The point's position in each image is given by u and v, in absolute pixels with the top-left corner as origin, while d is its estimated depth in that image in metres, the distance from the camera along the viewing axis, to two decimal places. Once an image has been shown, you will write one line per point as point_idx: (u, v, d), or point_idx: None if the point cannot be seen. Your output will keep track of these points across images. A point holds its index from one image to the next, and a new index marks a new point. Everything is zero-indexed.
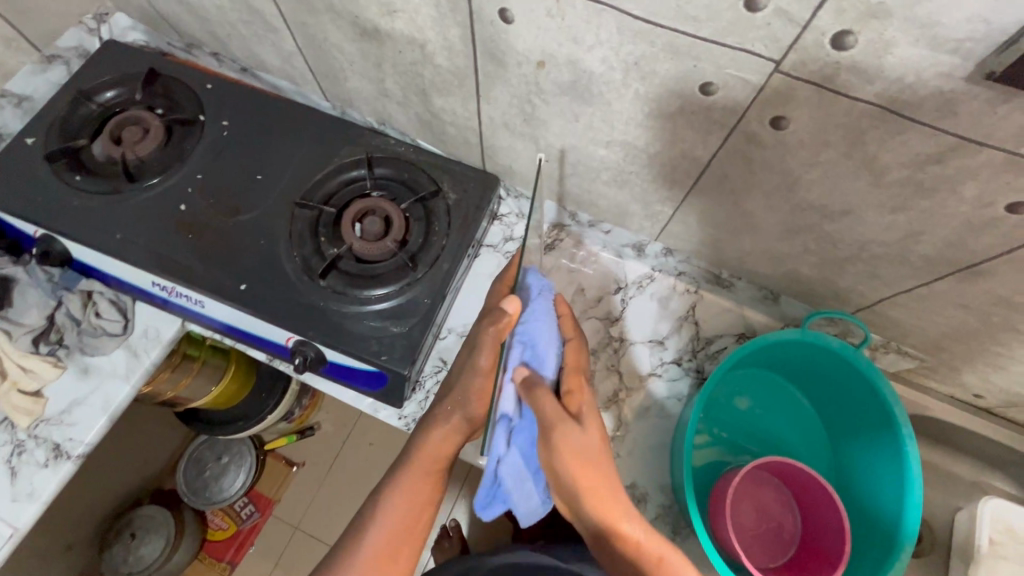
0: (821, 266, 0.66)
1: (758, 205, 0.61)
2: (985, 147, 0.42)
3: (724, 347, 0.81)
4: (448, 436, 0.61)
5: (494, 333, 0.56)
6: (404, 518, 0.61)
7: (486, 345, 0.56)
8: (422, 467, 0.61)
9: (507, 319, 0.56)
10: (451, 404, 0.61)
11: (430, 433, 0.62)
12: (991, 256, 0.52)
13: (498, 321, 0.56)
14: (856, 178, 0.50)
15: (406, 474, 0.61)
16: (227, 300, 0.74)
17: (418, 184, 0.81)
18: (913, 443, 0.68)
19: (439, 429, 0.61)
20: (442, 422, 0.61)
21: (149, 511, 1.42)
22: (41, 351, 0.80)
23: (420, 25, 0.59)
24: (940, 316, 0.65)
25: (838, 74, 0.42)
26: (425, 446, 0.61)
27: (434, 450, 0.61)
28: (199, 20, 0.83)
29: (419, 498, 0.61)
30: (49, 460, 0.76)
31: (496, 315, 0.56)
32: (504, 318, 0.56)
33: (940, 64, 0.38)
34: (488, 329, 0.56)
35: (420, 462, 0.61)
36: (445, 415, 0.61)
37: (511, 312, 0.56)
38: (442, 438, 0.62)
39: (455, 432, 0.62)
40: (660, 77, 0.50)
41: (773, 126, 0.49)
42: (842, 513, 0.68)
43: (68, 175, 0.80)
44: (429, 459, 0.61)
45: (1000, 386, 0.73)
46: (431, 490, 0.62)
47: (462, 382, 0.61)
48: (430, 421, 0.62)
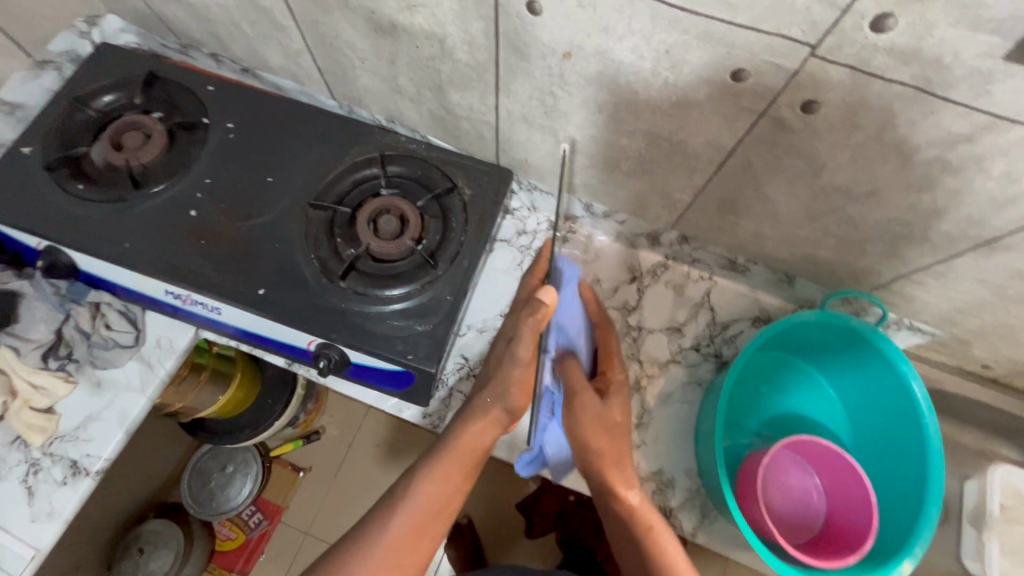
0: (841, 247, 0.68)
1: (780, 189, 0.62)
2: (1017, 124, 0.43)
3: (740, 331, 0.83)
4: (487, 428, 0.61)
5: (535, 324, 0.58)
6: (432, 507, 0.58)
7: (526, 334, 0.58)
8: (457, 456, 0.60)
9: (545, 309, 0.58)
10: (489, 396, 0.62)
11: (466, 424, 0.61)
12: (1012, 230, 0.53)
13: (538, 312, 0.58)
14: (884, 160, 0.51)
15: (440, 462, 0.59)
16: (246, 305, 0.73)
17: (432, 181, 0.81)
18: (933, 415, 0.70)
19: (476, 423, 0.61)
20: (480, 415, 0.61)
21: (155, 526, 1.40)
22: (51, 366, 0.78)
23: (441, 20, 0.59)
24: (956, 292, 0.67)
25: (875, 57, 0.42)
26: (463, 436, 0.60)
27: (470, 442, 0.60)
28: (198, 21, 0.81)
29: (450, 487, 0.59)
30: (66, 478, 0.74)
31: (534, 306, 0.59)
32: (542, 307, 0.58)
33: (980, 43, 0.39)
34: (528, 320, 0.58)
35: (456, 452, 0.60)
36: (484, 408, 0.62)
37: (548, 302, 0.59)
38: (480, 428, 0.61)
39: (494, 422, 0.62)
40: (691, 65, 0.50)
41: (804, 111, 0.50)
42: (869, 487, 0.70)
43: (71, 184, 0.77)
44: (465, 449, 0.60)
45: (1009, 357, 0.76)
46: (462, 480, 0.60)
47: (501, 374, 0.61)
48: (466, 413, 0.62)
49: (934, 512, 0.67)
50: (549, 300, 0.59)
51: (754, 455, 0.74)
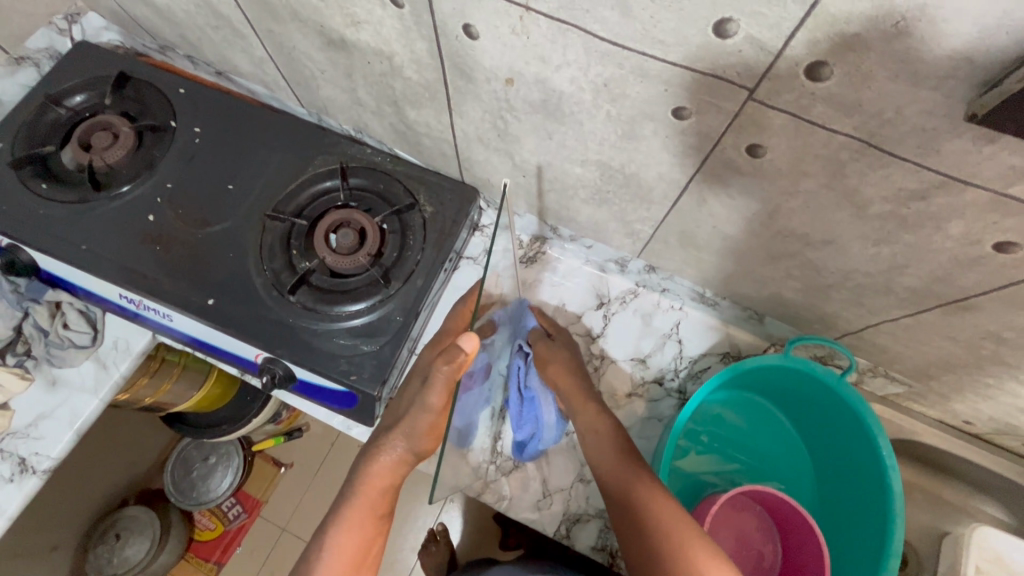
0: (806, 291, 0.64)
1: (738, 229, 0.58)
2: (971, 186, 0.39)
3: (708, 366, 0.79)
4: (395, 467, 0.58)
5: (448, 373, 0.50)
6: (351, 558, 0.56)
7: (438, 385, 0.51)
8: (367, 501, 0.58)
9: (464, 359, 0.48)
10: (396, 437, 0.58)
11: (372, 466, 0.58)
12: (979, 292, 0.49)
13: (454, 359, 0.49)
14: (838, 209, 0.48)
15: (351, 510, 0.57)
16: (195, 315, 0.72)
17: (394, 195, 0.79)
18: (897, 474, 0.66)
19: (382, 462, 0.58)
20: (385, 455, 0.58)
21: (135, 512, 1.41)
22: (8, 362, 0.78)
23: (386, 38, 0.57)
24: (927, 346, 0.62)
25: (814, 105, 0.39)
26: (370, 478, 0.58)
27: (377, 485, 0.58)
28: (169, 23, 0.80)
29: (365, 534, 0.57)
30: (14, 475, 0.74)
31: (451, 352, 0.50)
32: (459, 360, 0.49)
33: (922, 100, 0.35)
34: (442, 368, 0.50)
35: (366, 497, 0.58)
36: (391, 447, 0.58)
37: (467, 352, 0.48)
38: (387, 467, 0.58)
39: (402, 461, 0.59)
40: (631, 99, 0.47)
41: (750, 154, 0.47)
42: (823, 546, 0.66)
43: (35, 183, 0.77)
44: (373, 495, 0.58)
45: (990, 415, 0.70)
46: (378, 523, 0.59)
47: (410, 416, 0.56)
48: (372, 451, 0.59)
49: (891, 566, 0.63)
50: (468, 350, 0.48)
51: (706, 500, 0.71)
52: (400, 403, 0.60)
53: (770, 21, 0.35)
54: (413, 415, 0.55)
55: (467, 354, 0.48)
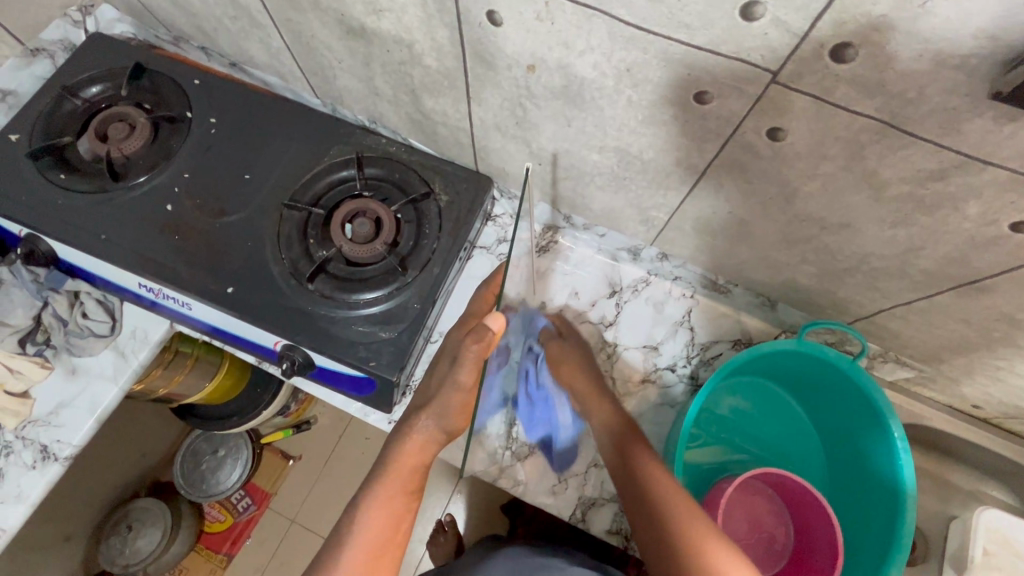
0: (820, 276, 0.65)
1: (754, 214, 0.59)
2: (990, 165, 0.40)
3: (720, 353, 0.80)
4: (426, 445, 0.60)
5: (478, 352, 0.52)
6: (381, 533, 0.57)
7: (468, 362, 0.53)
8: (397, 478, 0.59)
9: (493, 337, 0.51)
10: (427, 415, 0.60)
11: (403, 445, 0.60)
12: (994, 273, 0.50)
13: (483, 338, 0.52)
14: (856, 192, 0.49)
15: (382, 486, 0.59)
16: (214, 303, 0.73)
17: (409, 184, 0.80)
18: (909, 455, 0.67)
19: (413, 439, 0.60)
20: (417, 433, 0.60)
21: (145, 504, 1.42)
22: (29, 351, 0.79)
23: (407, 25, 0.57)
24: (939, 329, 0.63)
25: (837, 87, 0.40)
26: (402, 456, 0.60)
27: (408, 464, 0.60)
28: (185, 14, 0.81)
29: (395, 511, 0.58)
30: (36, 462, 0.76)
31: (479, 332, 0.52)
32: (487, 336, 0.51)
33: (944, 80, 0.36)
34: (472, 346, 0.52)
35: (396, 474, 0.59)
36: (422, 426, 0.60)
37: (495, 330, 0.51)
38: (417, 446, 0.60)
39: (431, 441, 0.61)
40: (653, 84, 0.48)
41: (770, 137, 0.47)
42: (837, 526, 0.67)
43: (53, 174, 0.78)
44: (403, 473, 0.59)
45: (999, 399, 0.71)
46: (408, 501, 0.60)
47: (440, 396, 0.58)
48: (403, 430, 0.61)
49: (905, 547, 0.64)
50: (496, 328, 0.51)
51: (720, 483, 0.72)
52: (430, 384, 0.62)
53: (797, 3, 0.36)
54: (445, 394, 0.57)
55: (495, 332, 0.51)
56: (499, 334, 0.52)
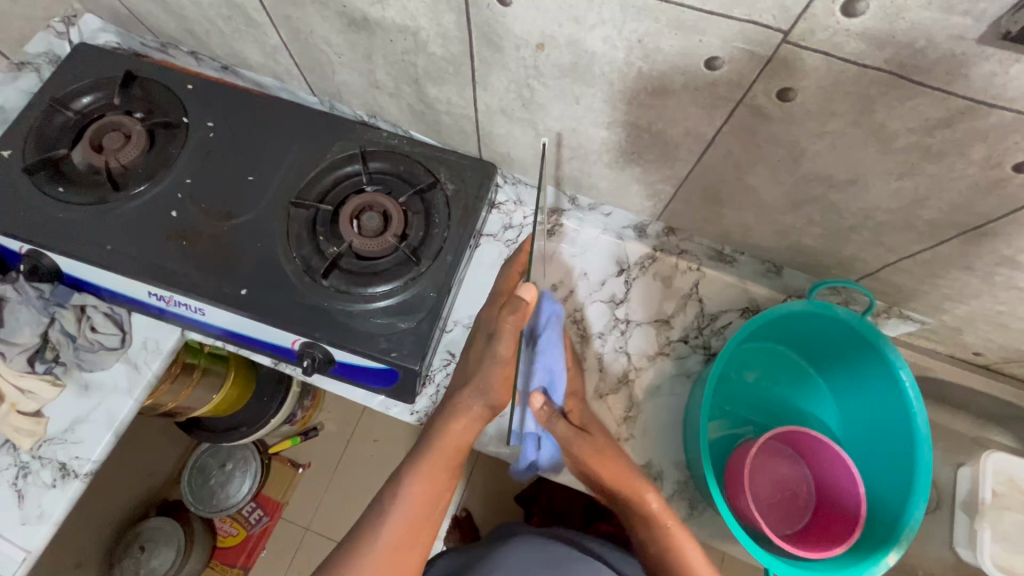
0: (825, 236, 0.67)
1: (761, 178, 0.61)
2: (996, 108, 0.42)
3: (729, 322, 0.81)
4: (470, 426, 0.60)
5: (516, 322, 0.53)
6: (422, 506, 0.58)
7: (506, 335, 0.53)
8: (443, 456, 0.59)
9: (527, 308, 0.52)
10: (471, 394, 0.60)
11: (449, 425, 0.60)
12: (997, 217, 0.52)
13: (519, 309, 0.53)
14: (864, 147, 0.50)
15: (426, 463, 0.59)
16: (229, 306, 0.72)
17: (414, 176, 0.80)
18: (920, 404, 0.70)
19: (458, 421, 0.60)
20: (463, 414, 0.60)
21: (156, 523, 1.40)
22: (37, 370, 0.77)
23: (413, 13, 0.58)
24: (943, 280, 0.66)
25: (847, 42, 0.42)
26: (447, 434, 0.60)
27: (453, 443, 0.60)
28: (174, 18, 0.80)
29: (436, 487, 0.59)
30: (56, 480, 0.74)
31: (513, 304, 0.53)
32: (522, 307, 0.52)
33: (953, 26, 0.38)
34: (507, 318, 0.53)
35: (440, 452, 0.59)
36: (466, 406, 0.60)
37: (529, 300, 0.52)
38: (462, 427, 0.60)
39: (476, 420, 0.60)
40: (664, 54, 0.50)
41: (779, 99, 0.49)
42: (859, 477, 0.70)
43: (51, 188, 0.77)
44: (447, 451, 0.59)
45: (1001, 343, 0.74)
46: (450, 479, 0.60)
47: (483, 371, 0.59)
48: (450, 413, 0.60)
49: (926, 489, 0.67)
50: (530, 298, 0.52)
51: (742, 446, 0.74)
52: (469, 364, 0.63)
53: None
54: (487, 367, 0.58)
55: (529, 303, 0.52)
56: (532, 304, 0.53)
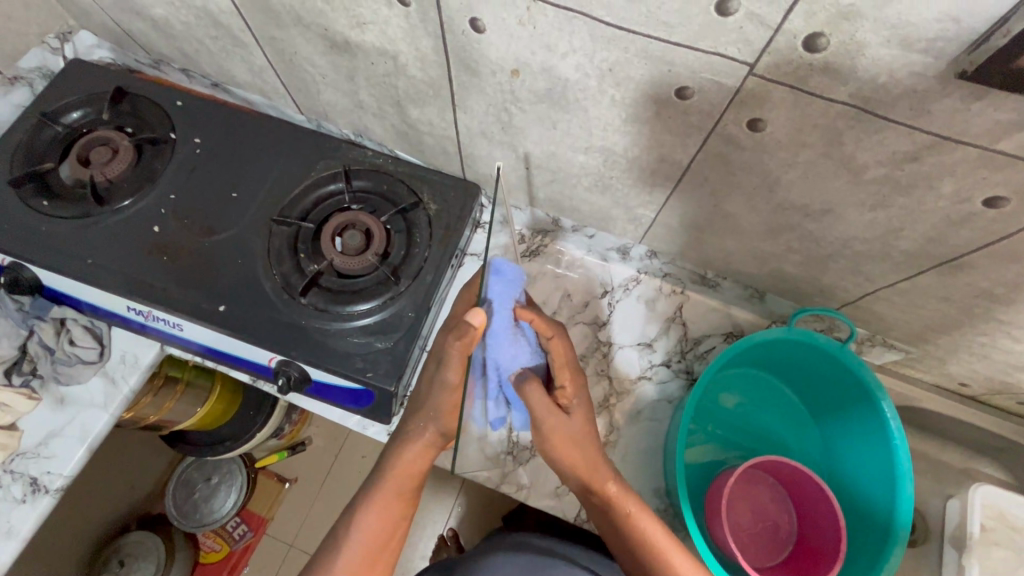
0: (805, 263, 0.66)
1: (738, 205, 0.60)
2: (961, 144, 0.42)
3: (713, 347, 0.80)
4: (424, 452, 0.60)
5: (464, 346, 0.54)
6: (377, 539, 0.58)
7: (454, 361, 0.54)
8: (395, 484, 0.59)
9: (474, 333, 0.53)
10: (423, 420, 0.59)
11: (401, 452, 0.60)
12: (972, 249, 0.52)
13: (465, 334, 0.53)
14: (835, 178, 0.50)
15: (379, 493, 0.59)
16: (205, 322, 0.72)
17: (398, 195, 0.80)
18: (902, 436, 0.68)
19: (412, 447, 0.60)
20: (415, 440, 0.60)
21: (137, 537, 1.36)
22: (14, 383, 0.77)
23: (391, 37, 0.59)
24: (922, 309, 0.65)
25: (811, 76, 0.42)
26: (399, 462, 0.59)
27: (406, 471, 0.59)
28: (165, 36, 0.82)
29: (392, 516, 0.59)
30: (26, 496, 0.73)
31: (462, 329, 0.54)
32: (470, 332, 0.53)
33: (913, 63, 0.38)
34: (455, 342, 0.54)
35: (393, 482, 0.59)
36: (421, 431, 0.60)
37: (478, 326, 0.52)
38: (416, 454, 0.60)
39: (429, 446, 0.60)
40: (635, 82, 0.50)
41: (750, 128, 0.49)
42: (838, 510, 0.68)
43: (36, 201, 0.77)
44: (400, 480, 0.59)
45: (985, 375, 0.73)
46: (405, 508, 0.60)
47: (432, 399, 0.59)
48: (401, 439, 0.60)
49: (907, 521, 0.66)
50: (477, 323, 0.52)
51: (722, 474, 0.73)
52: (420, 392, 0.62)
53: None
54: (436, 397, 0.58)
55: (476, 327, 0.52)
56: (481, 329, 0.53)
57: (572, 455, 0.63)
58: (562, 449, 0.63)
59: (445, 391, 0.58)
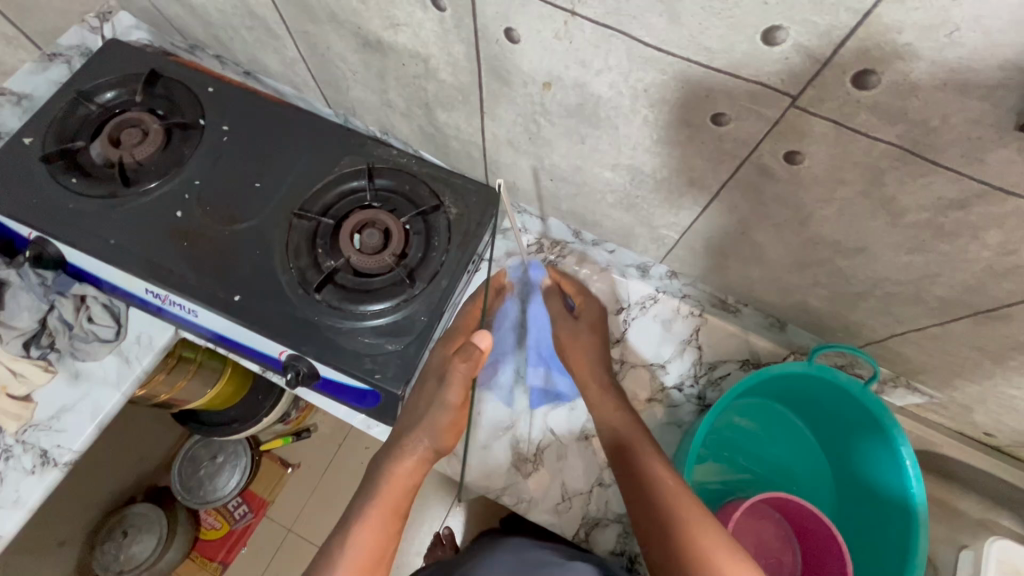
0: (831, 299, 0.64)
1: (767, 236, 0.58)
2: (1012, 196, 0.40)
3: (727, 373, 0.77)
4: (418, 466, 0.61)
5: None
6: (372, 553, 0.57)
7: (455, 380, 0.61)
8: (391, 499, 0.59)
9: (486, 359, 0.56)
10: (417, 434, 0.61)
11: (397, 463, 0.61)
12: (1012, 302, 0.50)
13: (470, 358, 0.62)
14: (873, 218, 0.48)
15: (374, 507, 0.59)
16: (219, 310, 0.72)
17: (419, 197, 0.80)
18: (920, 483, 0.67)
19: (407, 462, 0.61)
20: (410, 454, 0.61)
21: (141, 510, 1.39)
22: (32, 355, 0.78)
23: (424, 40, 0.58)
24: (953, 357, 0.62)
25: (857, 113, 0.40)
26: (393, 476, 0.60)
27: (400, 483, 0.60)
28: (202, 23, 0.82)
29: (386, 534, 0.58)
30: (35, 467, 0.75)
31: (467, 351, 0.63)
32: (475, 355, 0.62)
33: (969, 109, 0.37)
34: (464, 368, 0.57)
35: (388, 497, 0.59)
36: (413, 446, 0.61)
37: (482, 348, 0.64)
38: (411, 466, 0.61)
39: (423, 460, 0.61)
40: (670, 105, 0.49)
41: (787, 161, 0.47)
42: (845, 555, 0.66)
43: (65, 178, 0.78)
44: (395, 495, 0.59)
45: (1013, 427, 0.70)
46: (396, 523, 0.59)
47: (429, 411, 0.62)
48: (397, 452, 0.61)
49: (918, 573, 0.64)
50: (482, 346, 0.63)
51: (728, 504, 0.71)
52: (415, 407, 0.64)
53: (820, 30, 0.37)
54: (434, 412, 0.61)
55: (482, 351, 0.63)
56: (486, 351, 0.64)
57: (575, 357, 0.74)
58: (580, 368, 0.74)
59: (443, 409, 0.62)
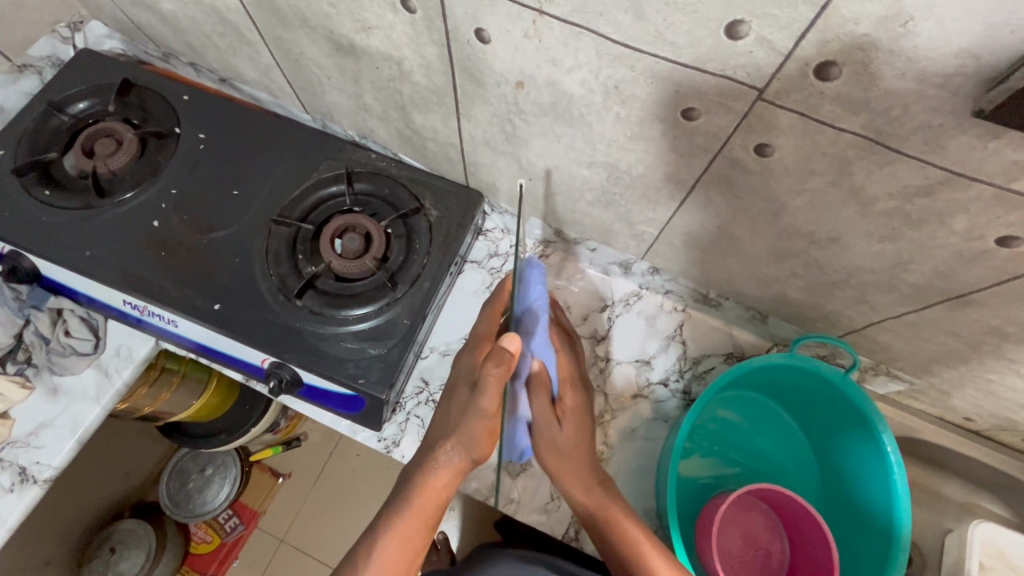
0: (810, 290, 0.65)
1: (744, 228, 0.59)
2: (975, 182, 0.41)
3: (712, 367, 0.78)
4: (448, 478, 0.58)
5: (500, 375, 0.50)
6: (398, 561, 0.58)
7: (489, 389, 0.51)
8: (420, 512, 0.57)
9: (512, 359, 0.50)
10: (451, 448, 0.57)
11: (428, 478, 0.58)
12: (983, 286, 0.50)
13: (504, 361, 0.50)
14: (844, 208, 0.49)
15: (401, 520, 0.57)
16: (201, 320, 0.71)
17: (399, 200, 0.79)
18: (901, 469, 0.67)
19: (436, 476, 0.57)
20: (443, 466, 0.57)
21: (130, 525, 1.37)
22: (9, 370, 0.78)
23: (396, 42, 0.58)
24: (930, 343, 0.63)
25: (822, 104, 0.41)
26: (425, 490, 0.57)
27: (430, 498, 0.57)
28: (174, 31, 0.82)
29: (413, 542, 0.58)
30: (14, 485, 0.74)
31: (496, 354, 0.51)
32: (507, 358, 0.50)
33: (928, 98, 0.37)
34: (492, 371, 0.50)
35: (415, 509, 0.57)
36: (447, 458, 0.57)
37: (513, 351, 0.50)
38: (443, 479, 0.58)
39: (459, 469, 0.58)
40: (642, 102, 0.49)
41: (757, 154, 0.48)
42: (830, 544, 0.67)
43: (37, 191, 0.77)
44: (420, 508, 0.57)
45: (991, 411, 0.71)
46: (427, 530, 0.59)
47: (463, 423, 0.55)
48: (427, 463, 0.58)
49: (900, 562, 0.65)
50: (514, 349, 0.50)
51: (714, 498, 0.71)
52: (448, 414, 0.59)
53: (782, 22, 0.37)
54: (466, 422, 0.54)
55: (513, 353, 0.51)
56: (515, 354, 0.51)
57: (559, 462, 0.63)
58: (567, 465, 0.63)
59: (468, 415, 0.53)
